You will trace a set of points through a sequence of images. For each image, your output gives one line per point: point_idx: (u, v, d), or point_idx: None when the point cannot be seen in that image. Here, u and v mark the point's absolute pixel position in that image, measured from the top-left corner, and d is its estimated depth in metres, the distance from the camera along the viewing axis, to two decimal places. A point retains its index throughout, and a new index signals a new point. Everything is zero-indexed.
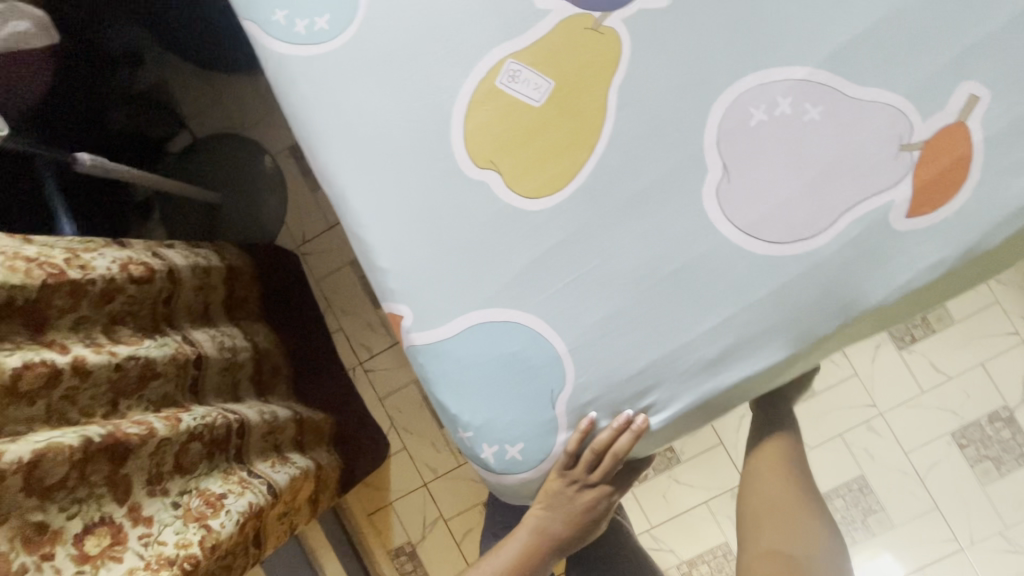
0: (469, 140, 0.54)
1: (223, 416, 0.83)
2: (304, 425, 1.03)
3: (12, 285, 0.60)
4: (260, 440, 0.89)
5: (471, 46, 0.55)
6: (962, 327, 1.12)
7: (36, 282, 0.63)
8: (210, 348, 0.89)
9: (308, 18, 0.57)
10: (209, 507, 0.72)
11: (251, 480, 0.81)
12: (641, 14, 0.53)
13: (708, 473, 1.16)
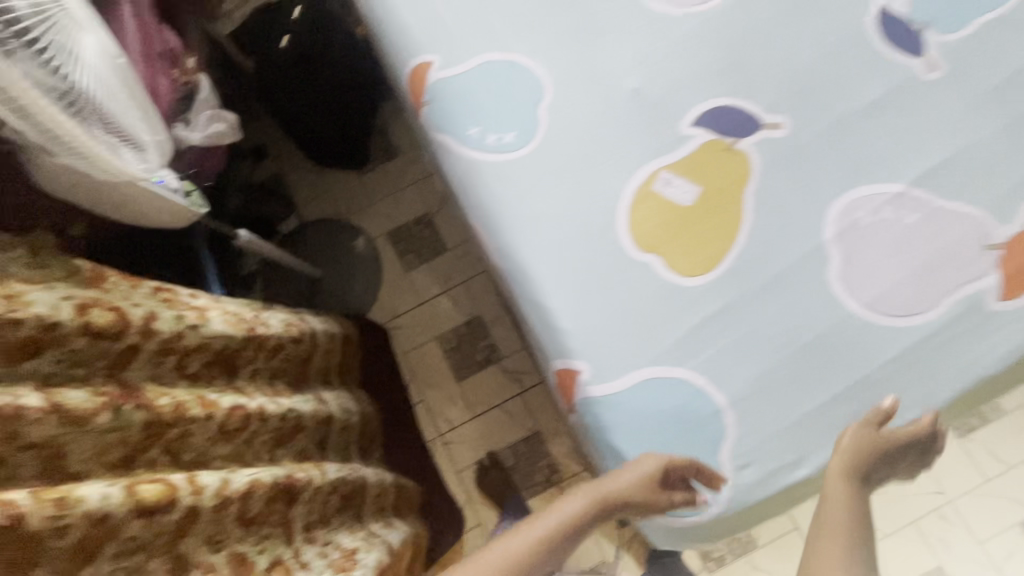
0: (633, 230, 0.67)
1: (350, 473, 0.88)
2: (401, 492, 1.06)
3: (227, 335, 0.70)
4: (372, 502, 0.93)
5: (632, 159, 0.70)
6: (1016, 418, 1.20)
7: (240, 334, 0.72)
8: (334, 408, 0.96)
9: (497, 133, 0.73)
10: (348, 560, 0.74)
11: (373, 539, 0.84)
12: (767, 140, 0.69)
13: (786, 560, 1.16)
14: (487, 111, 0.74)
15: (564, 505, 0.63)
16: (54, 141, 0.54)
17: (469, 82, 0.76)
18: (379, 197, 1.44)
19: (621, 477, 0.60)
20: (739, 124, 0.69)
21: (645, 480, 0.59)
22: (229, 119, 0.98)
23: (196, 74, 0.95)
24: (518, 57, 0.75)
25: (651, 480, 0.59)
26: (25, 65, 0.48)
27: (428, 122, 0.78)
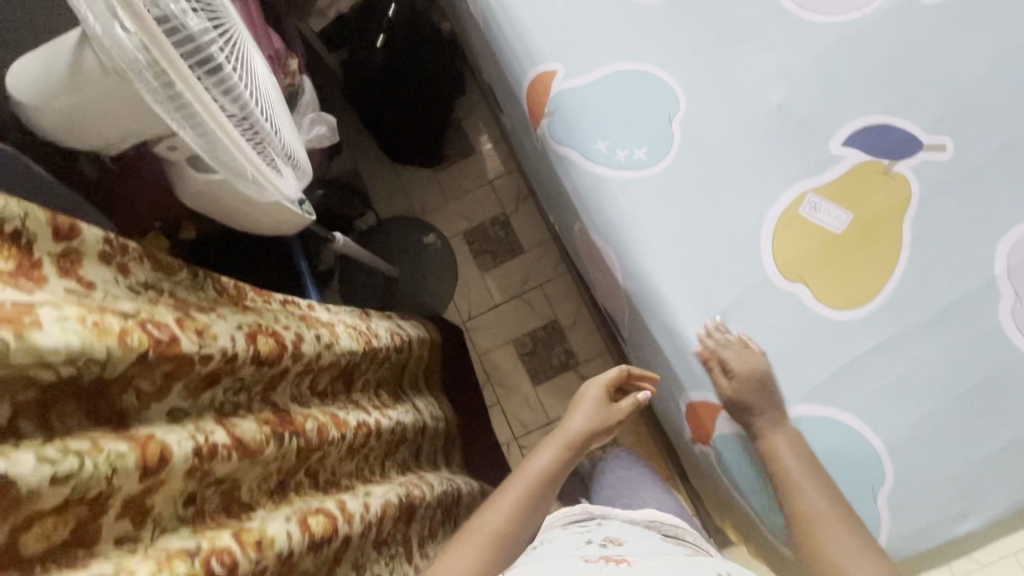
0: (778, 257, 0.63)
1: (447, 486, 0.87)
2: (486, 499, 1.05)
3: (352, 349, 0.69)
4: (464, 512, 0.92)
5: (774, 181, 0.66)
6: None
7: (360, 348, 0.72)
8: (426, 416, 0.95)
9: (627, 149, 0.70)
10: None
11: None
12: (927, 163, 0.64)
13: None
14: (616, 126, 0.71)
15: (535, 462, 0.69)
16: (221, 163, 0.50)
17: (595, 94, 0.73)
18: (456, 195, 1.43)
19: (576, 414, 0.73)
20: (894, 145, 0.65)
21: (597, 406, 0.73)
22: (329, 120, 0.98)
23: (299, 75, 0.96)
24: (649, 68, 0.72)
25: (608, 413, 0.73)
26: (211, 89, 0.46)
27: (548, 136, 0.76)
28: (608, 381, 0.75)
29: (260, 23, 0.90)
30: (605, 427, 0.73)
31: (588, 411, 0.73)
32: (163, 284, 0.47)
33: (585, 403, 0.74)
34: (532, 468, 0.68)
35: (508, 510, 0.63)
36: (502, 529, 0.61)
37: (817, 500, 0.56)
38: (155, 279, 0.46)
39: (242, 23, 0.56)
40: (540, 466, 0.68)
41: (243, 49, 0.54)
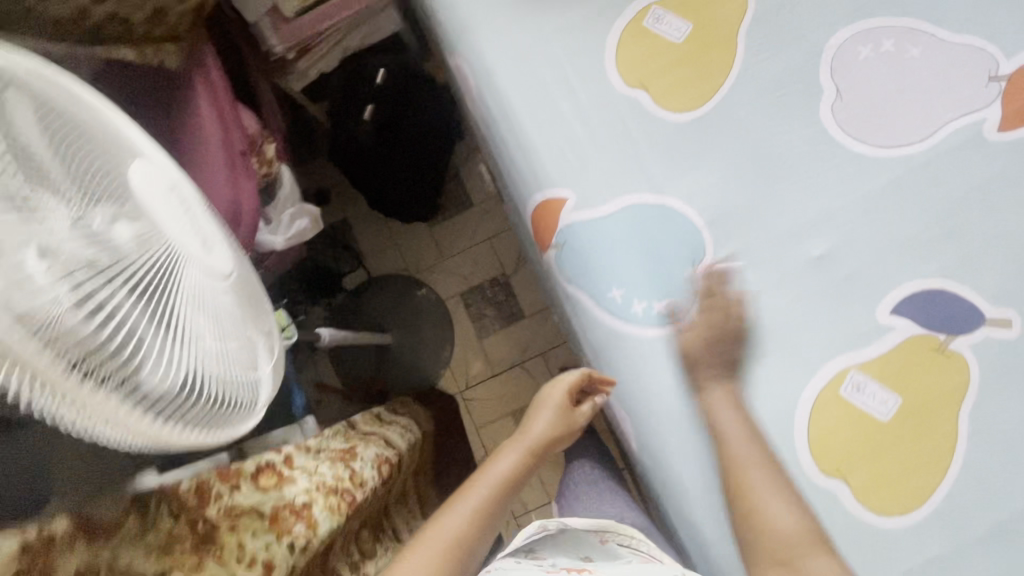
0: (815, 447, 0.56)
1: None
2: None
3: (333, 528, 0.64)
4: None
5: (812, 353, 0.58)
6: None
7: (342, 518, 0.66)
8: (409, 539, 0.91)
9: (645, 300, 0.62)
10: None
11: None
12: (990, 341, 0.56)
13: None
14: (634, 269, 0.63)
15: (498, 465, 0.67)
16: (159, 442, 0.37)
17: (610, 230, 0.64)
18: (453, 252, 1.34)
19: (537, 418, 0.72)
20: (953, 316, 0.56)
21: (558, 411, 0.71)
22: (311, 210, 0.89)
23: (275, 163, 0.86)
24: (670, 202, 0.64)
25: (569, 414, 0.72)
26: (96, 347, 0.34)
27: (555, 270, 0.67)
28: (569, 385, 0.71)
29: (231, 105, 0.79)
30: (565, 432, 0.72)
31: (546, 416, 0.71)
32: (100, 561, 0.46)
33: (547, 399, 0.72)
34: (494, 471, 0.66)
35: (476, 508, 0.61)
36: (466, 526, 0.59)
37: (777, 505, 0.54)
38: (94, 557, 0.46)
39: (207, 221, 0.46)
40: (501, 471, 0.66)
41: (198, 258, 0.42)
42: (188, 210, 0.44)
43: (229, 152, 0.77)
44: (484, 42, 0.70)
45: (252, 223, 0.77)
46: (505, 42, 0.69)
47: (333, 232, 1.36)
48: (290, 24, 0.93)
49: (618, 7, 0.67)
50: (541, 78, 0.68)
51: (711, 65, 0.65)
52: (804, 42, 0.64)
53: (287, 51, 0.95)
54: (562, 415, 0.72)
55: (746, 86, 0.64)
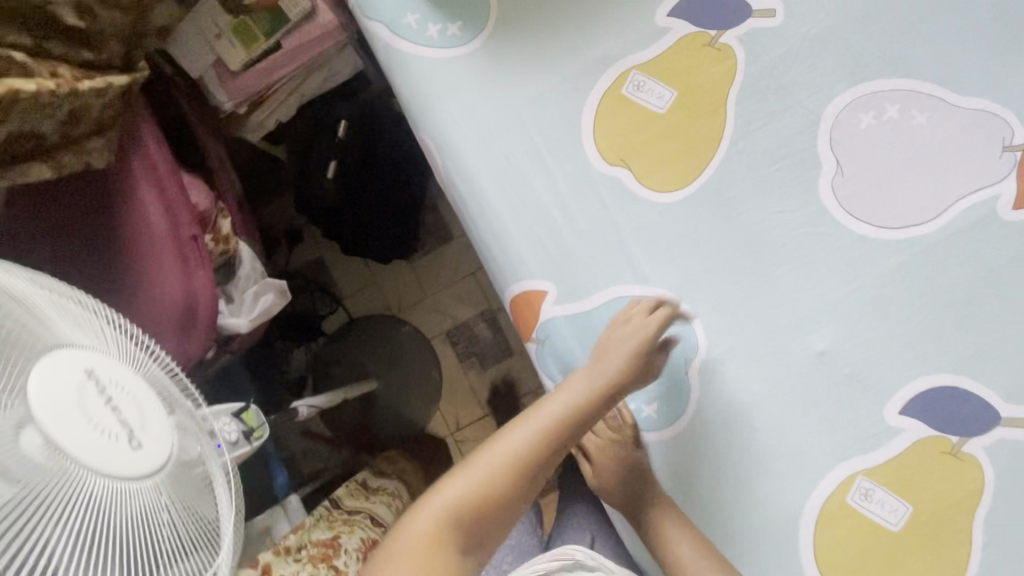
0: (821, 560, 0.53)
1: None
2: None
3: None
4: None
5: (816, 459, 0.54)
6: None
7: None
8: None
9: (634, 402, 0.58)
10: None
11: None
12: (1005, 443, 0.52)
13: None
14: None
15: (543, 408, 0.53)
16: None
17: (594, 325, 0.59)
18: (435, 288, 1.28)
19: (612, 349, 0.56)
20: (965, 416, 0.53)
21: (636, 341, 0.56)
22: (278, 284, 0.82)
23: (232, 239, 0.80)
24: (657, 294, 0.59)
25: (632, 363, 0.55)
26: None
27: (539, 365, 0.62)
28: (648, 308, 0.56)
29: (177, 183, 0.72)
30: (641, 381, 0.56)
31: (618, 344, 0.56)
32: None
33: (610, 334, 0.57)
34: (522, 431, 0.52)
35: (510, 454, 0.51)
36: (484, 481, 0.50)
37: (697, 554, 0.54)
38: None
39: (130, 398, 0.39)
40: (546, 416, 0.53)
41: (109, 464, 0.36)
42: (112, 401, 0.37)
43: (179, 240, 0.70)
44: (448, 115, 0.63)
45: (210, 316, 0.71)
46: (471, 115, 0.63)
47: (309, 274, 1.30)
48: (237, 79, 0.86)
49: (593, 74, 0.61)
50: (512, 155, 0.62)
51: (698, 139, 0.59)
52: (799, 110, 0.58)
53: (237, 106, 0.88)
54: (627, 344, 0.56)
55: (737, 161, 0.59)
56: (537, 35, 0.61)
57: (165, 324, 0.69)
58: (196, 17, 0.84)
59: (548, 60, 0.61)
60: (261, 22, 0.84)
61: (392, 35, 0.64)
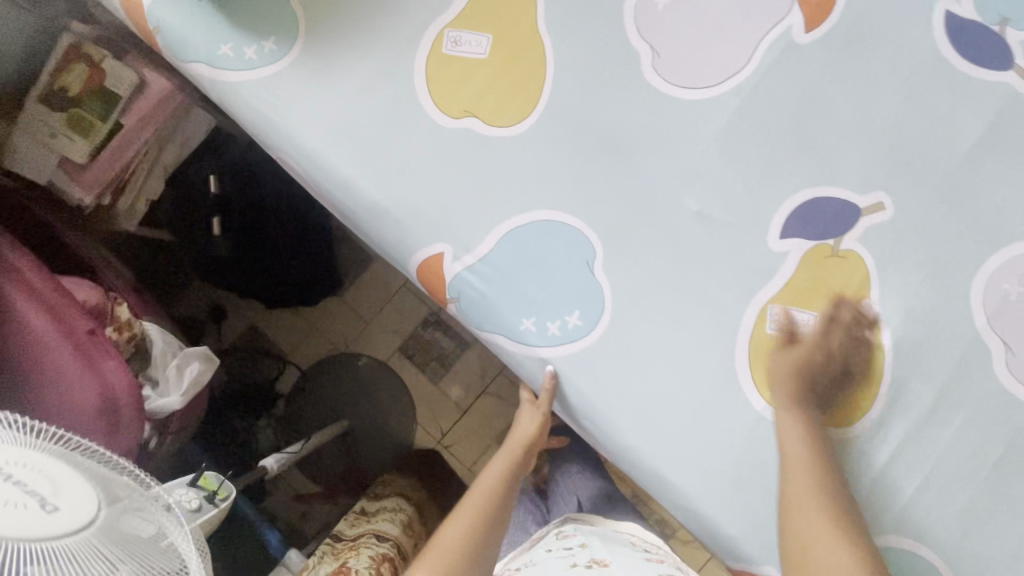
0: (768, 392, 0.57)
1: None
2: None
3: None
4: None
5: (729, 302, 0.58)
6: None
7: None
8: None
9: (558, 318, 0.61)
10: None
11: None
12: (870, 229, 0.58)
13: None
14: (539, 296, 0.61)
15: (493, 468, 0.80)
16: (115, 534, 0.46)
17: (532, 290, 0.61)
18: (375, 312, 1.28)
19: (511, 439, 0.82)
20: (830, 221, 0.58)
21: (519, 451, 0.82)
22: (200, 350, 0.81)
23: (137, 323, 0.78)
24: (543, 217, 0.62)
25: (796, 352, 0.57)
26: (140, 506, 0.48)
27: (470, 324, 0.64)
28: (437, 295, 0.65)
29: (55, 287, 0.70)
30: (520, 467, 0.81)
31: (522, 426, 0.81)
32: None
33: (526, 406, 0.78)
34: (492, 472, 0.79)
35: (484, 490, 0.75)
36: (494, 493, 0.75)
37: (830, 551, 0.51)
38: None
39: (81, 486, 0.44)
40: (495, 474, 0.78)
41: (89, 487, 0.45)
42: (15, 478, 0.41)
43: (76, 338, 0.69)
44: (297, 122, 0.64)
45: (134, 400, 0.70)
46: (316, 116, 0.64)
47: (243, 344, 1.27)
48: (87, 171, 0.84)
49: (412, 43, 0.64)
50: (367, 141, 0.64)
51: (525, 69, 0.63)
52: (602, 11, 0.63)
53: (99, 197, 0.87)
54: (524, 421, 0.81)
55: (565, 75, 0.63)
56: (351, 24, 0.64)
57: (88, 422, 0.67)
58: (23, 123, 0.81)
59: (366, 43, 0.64)
60: (94, 108, 0.82)
61: (211, 69, 0.64)
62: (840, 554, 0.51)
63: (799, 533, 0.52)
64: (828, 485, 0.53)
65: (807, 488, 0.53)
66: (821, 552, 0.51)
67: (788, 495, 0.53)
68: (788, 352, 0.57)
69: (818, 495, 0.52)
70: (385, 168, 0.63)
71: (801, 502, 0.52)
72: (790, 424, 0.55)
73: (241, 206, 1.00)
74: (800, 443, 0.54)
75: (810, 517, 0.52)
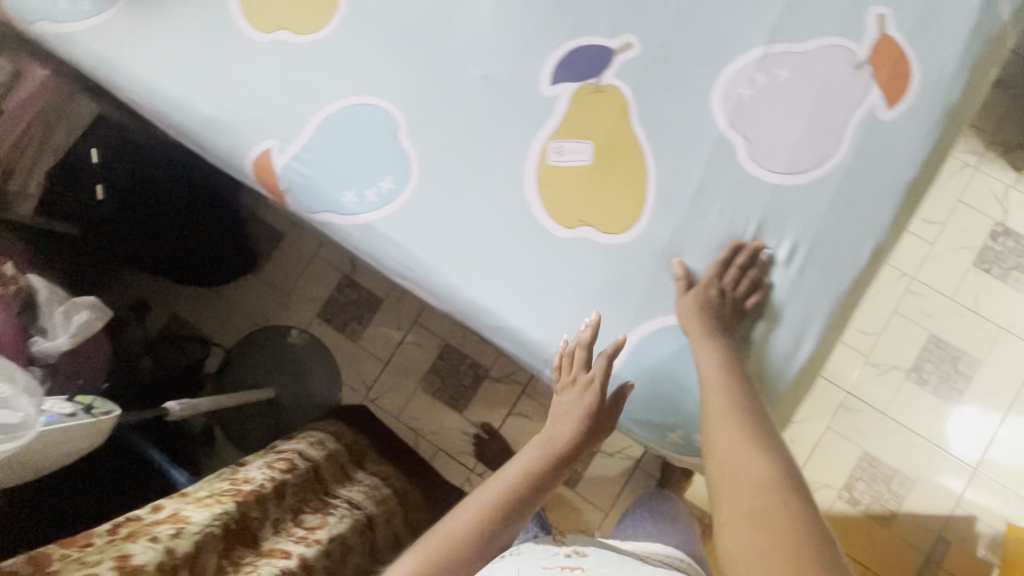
0: (556, 214, 0.65)
1: (352, 512, 0.84)
2: (405, 497, 1.05)
3: (217, 515, 0.64)
4: (385, 531, 0.90)
5: (513, 145, 0.67)
6: (953, 191, 1.27)
7: (230, 503, 0.66)
8: (369, 504, 0.89)
9: (373, 186, 0.69)
10: (321, 518, 0.78)
11: (337, 505, 0.84)
12: (623, 65, 0.67)
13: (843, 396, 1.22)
14: (354, 170, 0.69)
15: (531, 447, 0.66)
16: None
17: (349, 165, 0.69)
18: (291, 284, 1.34)
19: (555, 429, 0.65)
20: (590, 65, 0.67)
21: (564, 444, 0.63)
22: (89, 299, 0.86)
23: (23, 276, 0.84)
24: (352, 102, 0.70)
25: (699, 291, 0.60)
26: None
27: (303, 210, 0.72)
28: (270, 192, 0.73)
29: None
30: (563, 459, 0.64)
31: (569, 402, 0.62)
32: None
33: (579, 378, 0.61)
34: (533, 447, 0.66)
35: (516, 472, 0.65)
36: (526, 473, 0.64)
37: (743, 459, 0.47)
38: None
39: None
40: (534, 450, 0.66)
41: None
42: None
43: None
44: (131, 58, 0.73)
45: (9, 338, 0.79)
46: (149, 51, 0.73)
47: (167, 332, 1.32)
48: None
49: None
50: (195, 65, 0.73)
51: None
52: None
53: None
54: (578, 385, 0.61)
55: None
56: None
57: None
58: None
59: None
60: None
61: (55, 25, 0.74)
62: (754, 461, 0.46)
63: (718, 449, 0.49)
64: (759, 422, 0.51)
65: (725, 415, 0.52)
66: (735, 460, 0.47)
67: (712, 427, 0.52)
68: (691, 292, 0.60)
69: (733, 415, 0.51)
70: (213, 84, 0.72)
71: (720, 431, 0.51)
72: (712, 367, 0.56)
73: (132, 190, 1.05)
74: (716, 378, 0.55)
75: (726, 438, 0.50)
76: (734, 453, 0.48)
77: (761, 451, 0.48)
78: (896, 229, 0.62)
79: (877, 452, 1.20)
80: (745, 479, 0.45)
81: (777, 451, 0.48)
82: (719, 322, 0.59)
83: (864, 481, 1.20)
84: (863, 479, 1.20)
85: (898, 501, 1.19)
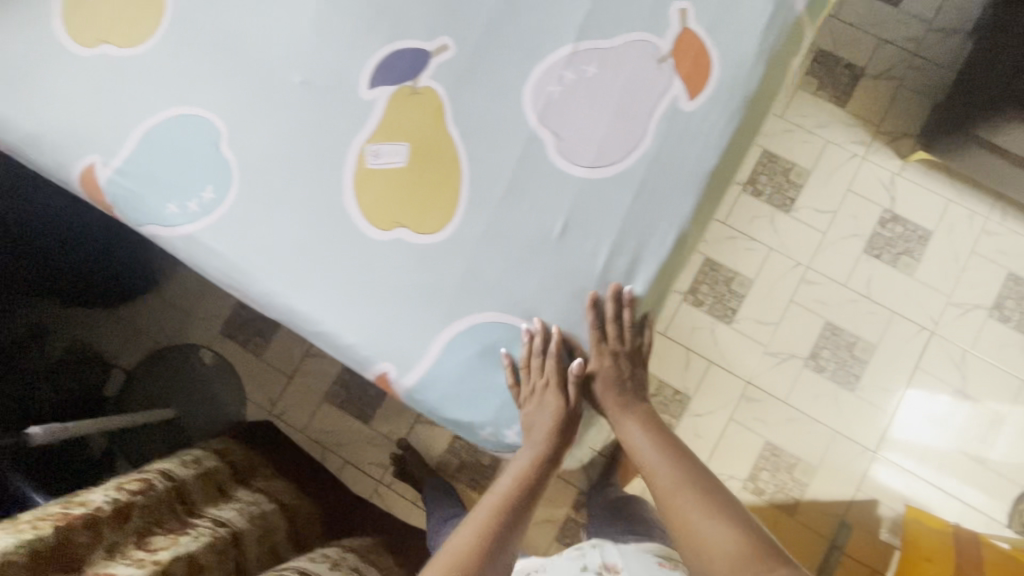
0: (372, 217, 0.65)
1: (213, 530, 0.82)
2: (294, 514, 1.03)
3: (30, 539, 0.63)
4: (257, 547, 0.88)
5: (331, 150, 0.67)
6: (843, 180, 1.29)
7: (48, 527, 0.65)
8: (240, 522, 0.87)
9: (195, 197, 0.68)
10: (171, 538, 0.76)
11: (199, 524, 0.82)
12: (439, 67, 0.67)
13: (744, 387, 1.23)
14: (177, 181, 0.68)
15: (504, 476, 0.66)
16: None
17: (171, 176, 0.68)
18: (194, 301, 1.32)
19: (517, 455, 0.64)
20: (407, 68, 0.68)
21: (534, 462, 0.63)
22: None
23: None
24: (176, 113, 0.70)
25: (601, 348, 0.63)
26: None
27: (132, 223, 0.71)
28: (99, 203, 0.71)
29: None
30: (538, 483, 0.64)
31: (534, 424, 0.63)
32: None
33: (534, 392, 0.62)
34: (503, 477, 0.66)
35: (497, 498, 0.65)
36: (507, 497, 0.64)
37: (705, 524, 0.60)
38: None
39: None
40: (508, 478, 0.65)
41: None
42: None
43: None
44: None
45: None
46: None
47: None
48: None
49: None
50: (17, 81, 0.71)
51: None
52: None
53: None
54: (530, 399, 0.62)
55: None
56: None
57: None
58: None
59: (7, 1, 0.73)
60: None
61: None
62: (709, 519, 0.60)
63: (674, 513, 0.63)
64: (701, 483, 0.64)
65: (672, 486, 0.64)
66: (702, 528, 0.60)
67: (668, 501, 0.63)
68: (597, 349, 0.63)
69: (675, 478, 0.64)
70: (34, 99, 0.71)
71: (676, 498, 0.63)
72: (643, 439, 0.67)
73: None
74: (654, 451, 0.66)
75: (680, 502, 0.63)
76: (702, 522, 0.60)
77: (711, 506, 0.61)
78: (699, 219, 0.63)
79: (780, 440, 1.22)
80: (710, 548, 0.59)
81: (721, 501, 0.62)
82: (625, 391, 0.67)
83: (769, 471, 1.21)
84: (766, 468, 1.21)
85: (801, 489, 1.20)
